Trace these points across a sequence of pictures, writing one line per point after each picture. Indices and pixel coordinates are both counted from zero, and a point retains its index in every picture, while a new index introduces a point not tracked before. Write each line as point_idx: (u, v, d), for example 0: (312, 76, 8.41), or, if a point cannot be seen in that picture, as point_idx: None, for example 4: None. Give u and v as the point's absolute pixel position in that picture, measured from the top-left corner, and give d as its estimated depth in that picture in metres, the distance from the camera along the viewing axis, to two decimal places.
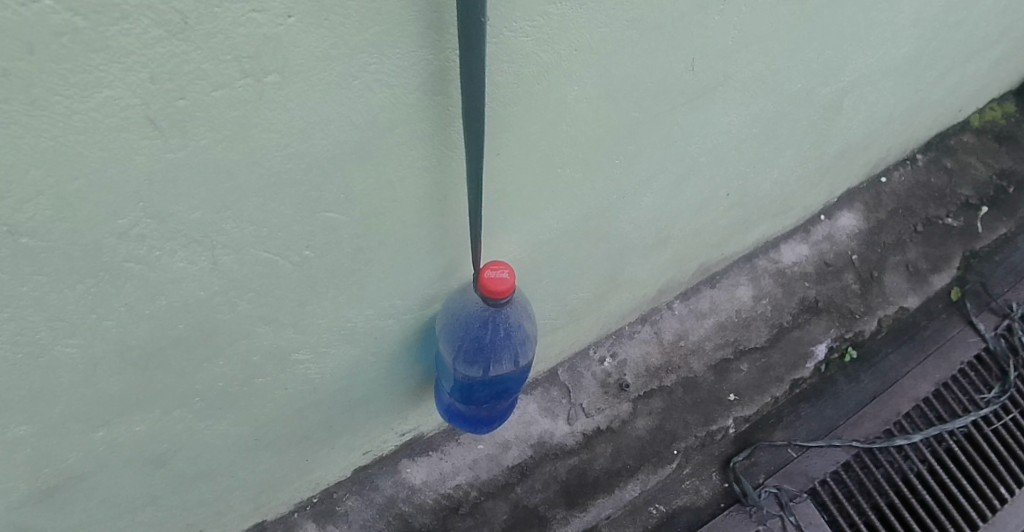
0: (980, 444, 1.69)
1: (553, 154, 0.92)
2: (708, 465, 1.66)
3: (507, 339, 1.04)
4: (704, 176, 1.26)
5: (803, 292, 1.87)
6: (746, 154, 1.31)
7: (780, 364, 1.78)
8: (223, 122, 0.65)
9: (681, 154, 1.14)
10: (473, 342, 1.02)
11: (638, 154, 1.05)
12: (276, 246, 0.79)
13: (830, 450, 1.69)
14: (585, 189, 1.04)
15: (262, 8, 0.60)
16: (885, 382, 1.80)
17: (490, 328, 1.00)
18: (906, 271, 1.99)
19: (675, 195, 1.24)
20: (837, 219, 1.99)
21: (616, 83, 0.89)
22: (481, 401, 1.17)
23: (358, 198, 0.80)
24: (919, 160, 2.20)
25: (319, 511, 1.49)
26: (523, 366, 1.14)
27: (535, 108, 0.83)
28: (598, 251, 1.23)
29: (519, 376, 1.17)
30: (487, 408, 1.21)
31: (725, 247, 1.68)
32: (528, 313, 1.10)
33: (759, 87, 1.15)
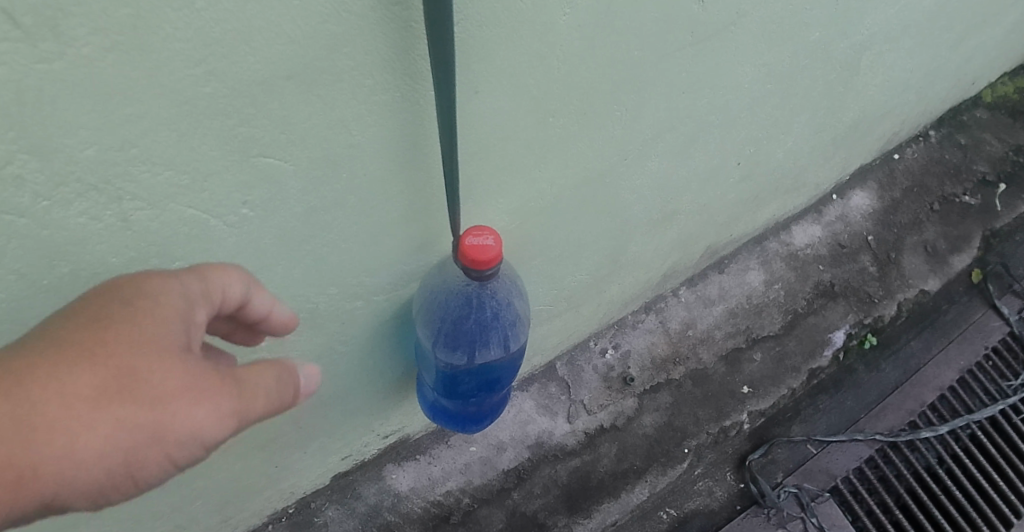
0: (1009, 434, 1.57)
1: (542, 98, 0.79)
2: (722, 465, 1.53)
3: (494, 321, 0.97)
4: (713, 141, 1.14)
5: (817, 275, 1.73)
6: (759, 116, 1.19)
7: (796, 353, 1.64)
8: (108, 23, 0.52)
9: (690, 110, 1.01)
10: (457, 324, 0.95)
11: (641, 105, 0.92)
12: (203, 200, 0.67)
13: (852, 445, 1.57)
14: (581, 147, 0.91)
15: None
16: (907, 371, 1.68)
17: (474, 307, 0.93)
18: (925, 252, 1.86)
19: (681, 162, 1.12)
20: (850, 198, 1.86)
21: (612, 10, 0.76)
22: (468, 400, 1.08)
23: (303, 139, 0.68)
24: (932, 137, 2.08)
25: (297, 521, 1.38)
26: (514, 357, 1.06)
27: (517, 34, 0.70)
28: (596, 225, 1.10)
29: (509, 372, 1.09)
30: (476, 408, 1.12)
31: (733, 227, 1.55)
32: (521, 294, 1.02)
33: (773, 34, 1.02)
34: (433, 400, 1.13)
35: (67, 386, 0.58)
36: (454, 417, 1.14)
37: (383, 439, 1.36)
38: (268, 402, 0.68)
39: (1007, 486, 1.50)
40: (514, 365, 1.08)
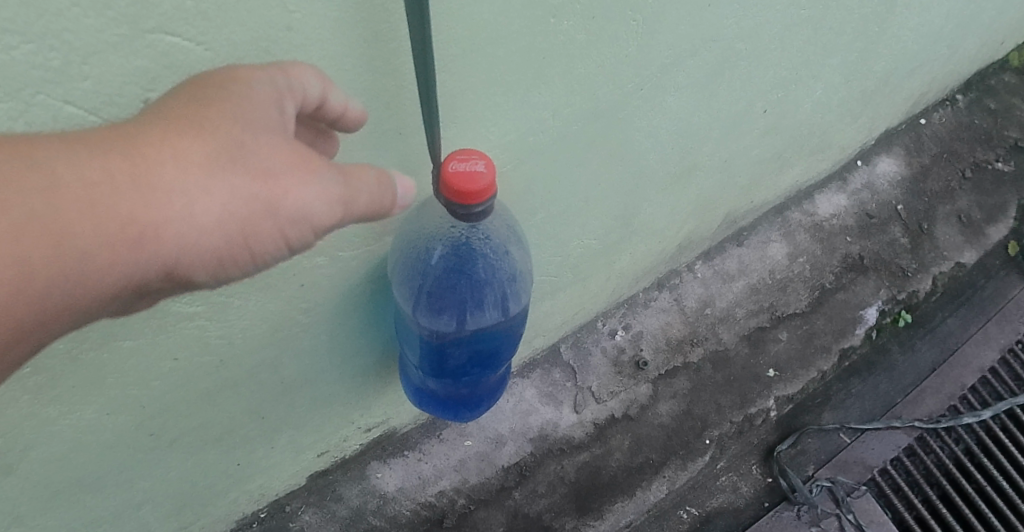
0: None
1: None
2: (748, 457, 1.37)
3: (488, 281, 0.84)
4: (737, 78, 0.98)
5: (845, 248, 1.58)
6: (788, 52, 1.04)
7: (824, 331, 1.49)
8: None
9: (714, 31, 0.86)
10: (444, 283, 0.83)
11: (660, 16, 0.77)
12: (88, 95, 0.54)
13: (889, 433, 1.41)
14: (588, 67, 0.76)
15: None
16: (945, 350, 1.52)
17: (464, 261, 0.81)
18: (959, 222, 1.70)
19: (702, 103, 0.97)
20: (876, 164, 1.71)
21: None
22: (459, 381, 0.96)
23: (225, 18, 0.55)
24: (959, 101, 1.91)
25: (270, 526, 1.23)
26: (512, 330, 0.93)
27: None
28: (603, 175, 0.95)
29: (507, 346, 0.96)
30: (467, 392, 1.00)
31: (754, 192, 1.40)
32: (523, 257, 0.90)
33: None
34: (418, 385, 1.00)
35: (180, 152, 0.56)
36: (441, 404, 1.01)
37: (365, 432, 1.22)
38: (372, 197, 0.63)
39: None
40: (512, 340, 0.96)
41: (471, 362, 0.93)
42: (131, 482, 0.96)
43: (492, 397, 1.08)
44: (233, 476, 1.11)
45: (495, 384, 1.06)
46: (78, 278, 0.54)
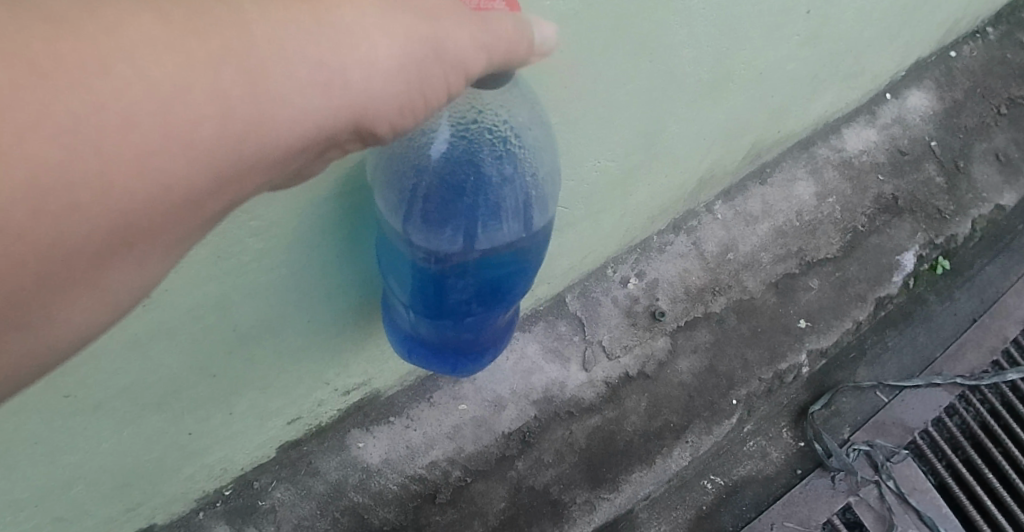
0: None
1: None
2: (776, 419, 1.24)
3: (502, 195, 0.67)
4: None
5: (877, 187, 1.42)
6: None
7: (859, 278, 1.32)
8: None
9: None
10: (445, 191, 0.66)
11: None
12: None
13: (929, 391, 1.29)
14: None
15: None
16: (984, 301, 1.40)
17: (471, 162, 0.65)
18: (997, 160, 1.55)
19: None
20: (907, 98, 1.55)
21: None
22: (460, 324, 0.80)
23: None
24: (990, 34, 1.75)
25: (236, 508, 1.06)
26: (527, 261, 0.77)
27: None
28: (624, 73, 0.83)
29: (521, 286, 0.80)
30: (469, 339, 0.84)
31: (783, 120, 1.24)
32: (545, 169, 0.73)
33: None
34: (409, 328, 0.84)
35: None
36: (437, 351, 0.86)
37: (344, 396, 1.06)
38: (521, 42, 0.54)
39: None
40: (527, 277, 0.79)
41: (475, 299, 0.77)
42: (57, 452, 0.79)
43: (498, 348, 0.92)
44: (188, 448, 0.94)
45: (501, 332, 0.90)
46: (259, 128, 0.44)
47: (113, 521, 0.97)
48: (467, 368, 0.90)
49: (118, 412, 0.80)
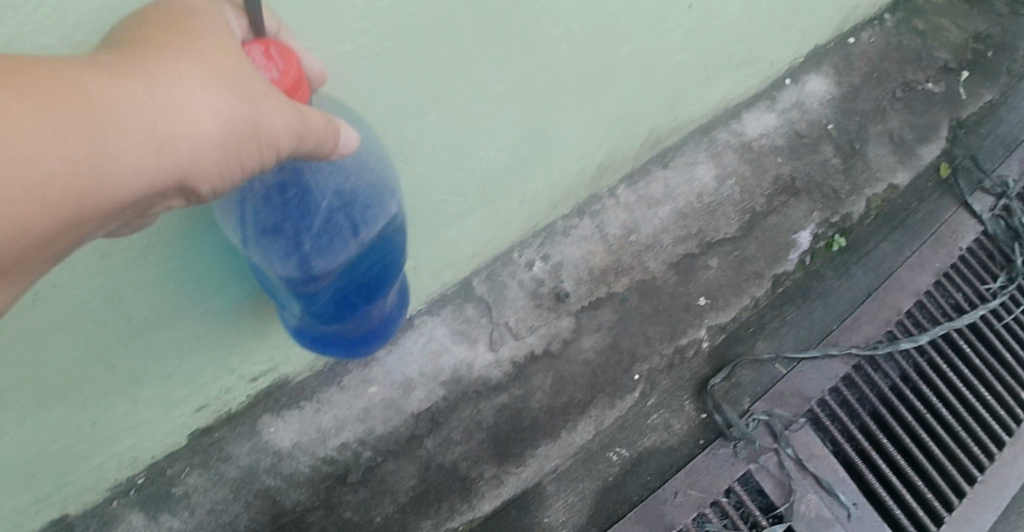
0: (965, 351, 1.54)
1: None
2: (679, 393, 1.30)
3: (334, 221, 0.71)
4: None
5: (775, 169, 1.49)
6: None
7: (756, 257, 1.39)
8: None
9: None
10: (276, 234, 0.70)
11: None
12: None
13: (825, 362, 1.38)
14: None
15: None
16: (878, 276, 1.56)
17: (293, 203, 0.68)
18: (891, 142, 1.66)
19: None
20: (806, 83, 1.63)
21: None
22: (344, 324, 0.88)
23: None
24: (887, 21, 1.87)
25: (150, 495, 1.08)
26: (391, 260, 0.84)
27: None
28: (500, 67, 0.89)
29: (386, 272, 0.85)
30: (357, 332, 0.92)
31: (679, 108, 1.31)
32: (388, 181, 0.79)
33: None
34: (294, 326, 0.91)
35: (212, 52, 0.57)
36: (328, 347, 0.93)
37: (251, 383, 1.09)
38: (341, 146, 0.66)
39: (971, 402, 1.50)
40: (394, 270, 0.87)
41: (350, 305, 0.84)
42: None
43: (392, 325, 1.00)
44: (91, 439, 0.95)
45: (393, 312, 0.98)
46: (97, 188, 0.49)
47: (20, 513, 0.97)
48: (361, 352, 0.99)
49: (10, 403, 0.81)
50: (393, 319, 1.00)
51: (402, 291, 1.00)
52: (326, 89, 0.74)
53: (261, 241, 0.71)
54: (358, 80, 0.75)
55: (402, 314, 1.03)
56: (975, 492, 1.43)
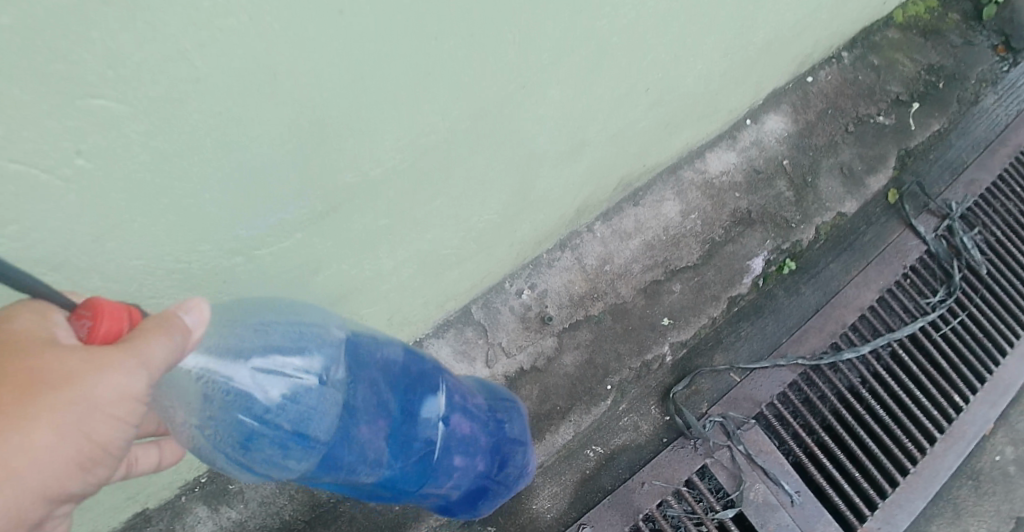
0: (905, 361, 1.77)
1: (419, 23, 0.87)
2: (646, 399, 1.56)
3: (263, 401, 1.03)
4: (618, 62, 1.18)
5: (733, 203, 1.71)
6: (668, 35, 1.22)
7: (715, 281, 1.64)
8: None
9: (588, 32, 1.08)
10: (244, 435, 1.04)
11: (538, 35, 1.02)
12: (26, 154, 0.71)
13: (775, 371, 1.66)
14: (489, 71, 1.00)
15: None
16: (826, 293, 1.78)
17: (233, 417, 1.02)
18: (842, 174, 1.89)
19: (586, 87, 1.17)
20: (765, 122, 1.84)
21: None
22: (423, 455, 1.25)
23: (128, 77, 0.71)
24: (845, 59, 2.08)
25: (210, 491, 1.35)
26: (364, 387, 1.16)
27: None
28: (492, 163, 1.16)
29: (353, 396, 1.14)
30: (445, 450, 1.28)
31: (647, 157, 1.53)
32: (302, 342, 1.09)
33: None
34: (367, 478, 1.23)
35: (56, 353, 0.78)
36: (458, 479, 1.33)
37: None
38: (187, 341, 0.86)
39: (909, 405, 1.73)
40: (361, 388, 1.16)
41: (392, 443, 1.21)
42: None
43: (487, 430, 1.36)
44: None
45: (472, 419, 1.33)
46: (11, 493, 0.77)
47: (115, 506, 1.23)
48: (506, 472, 1.38)
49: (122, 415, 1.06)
50: (482, 426, 1.35)
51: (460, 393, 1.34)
52: (360, 198, 1.03)
53: (287, 468, 1.11)
54: (387, 190, 1.05)
55: (515, 419, 1.43)
56: (907, 480, 1.67)
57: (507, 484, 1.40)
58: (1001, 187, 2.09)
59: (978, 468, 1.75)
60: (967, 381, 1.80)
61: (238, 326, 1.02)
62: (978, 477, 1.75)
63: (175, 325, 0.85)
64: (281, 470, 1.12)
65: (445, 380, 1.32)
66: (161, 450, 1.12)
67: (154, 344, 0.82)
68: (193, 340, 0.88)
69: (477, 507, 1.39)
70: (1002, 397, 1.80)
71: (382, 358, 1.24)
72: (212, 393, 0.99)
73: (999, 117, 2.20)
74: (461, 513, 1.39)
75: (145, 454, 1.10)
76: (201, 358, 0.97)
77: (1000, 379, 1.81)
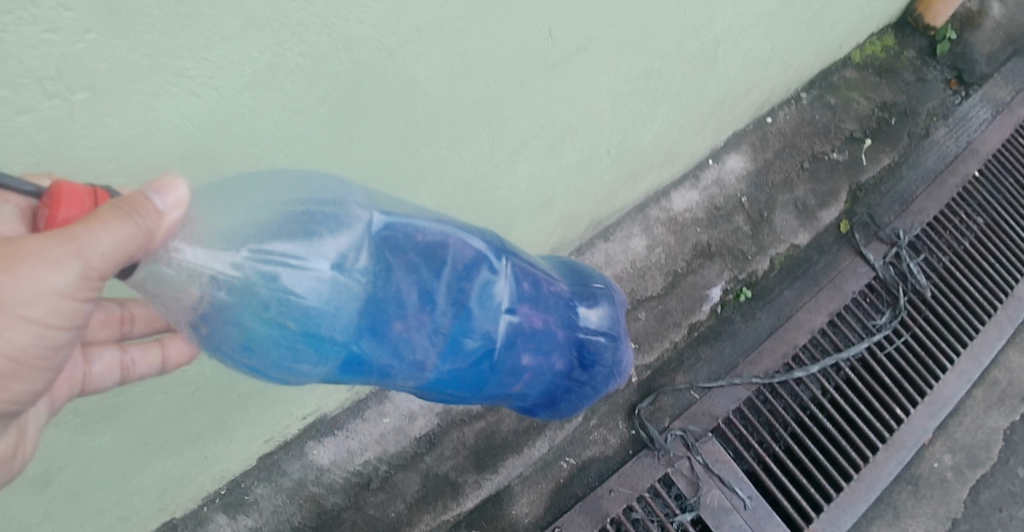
0: (856, 385, 1.94)
1: (412, 135, 1.20)
2: (615, 415, 1.79)
3: (279, 296, 1.00)
4: (578, 138, 1.59)
5: (695, 237, 2.02)
6: (620, 112, 1.62)
7: (677, 309, 1.93)
8: (36, 142, 0.82)
9: (552, 121, 1.47)
10: (259, 336, 1.01)
11: (505, 126, 1.37)
12: None
13: (731, 388, 1.87)
14: (465, 157, 1.35)
15: (54, 29, 0.75)
16: (780, 318, 1.98)
17: (245, 315, 0.98)
18: (795, 208, 2.12)
19: (551, 159, 1.57)
20: (725, 162, 2.13)
21: (467, 64, 1.17)
22: (471, 356, 1.30)
23: None
24: (803, 99, 2.30)
25: (229, 502, 1.59)
26: (391, 280, 1.15)
27: (383, 93, 1.09)
28: (470, 222, 1.52)
29: (377, 290, 1.13)
30: (496, 350, 1.33)
31: (615, 202, 1.89)
32: (320, 230, 1.04)
33: (619, 53, 1.46)
34: (403, 382, 1.27)
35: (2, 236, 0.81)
36: (518, 378, 1.42)
37: (301, 419, 1.61)
38: (149, 228, 0.84)
39: (858, 422, 1.90)
40: (388, 284, 1.15)
41: (434, 345, 1.24)
42: (135, 453, 1.31)
43: (549, 330, 1.40)
44: (202, 465, 1.48)
45: (533, 315, 1.37)
46: None
47: (148, 516, 1.49)
48: (592, 372, 1.54)
49: (177, 418, 1.31)
50: (547, 323, 1.40)
51: (519, 282, 1.36)
52: None
53: (309, 375, 1.10)
54: None
55: (598, 304, 1.54)
56: (851, 486, 1.84)
57: (595, 386, 1.58)
58: (950, 215, 2.21)
59: (916, 474, 1.92)
60: (909, 396, 1.96)
61: (226, 211, 0.96)
62: (917, 483, 1.92)
63: (137, 209, 0.83)
64: (302, 377, 1.10)
65: (501, 272, 1.32)
66: (165, 351, 1.13)
67: (95, 233, 0.79)
68: (160, 224, 0.85)
69: (557, 410, 1.60)
70: (941, 409, 1.97)
71: (417, 242, 1.21)
72: (206, 288, 0.95)
73: (949, 148, 2.33)
74: (545, 415, 1.63)
75: (145, 355, 1.12)
76: (188, 244, 0.92)
77: (940, 392, 1.99)
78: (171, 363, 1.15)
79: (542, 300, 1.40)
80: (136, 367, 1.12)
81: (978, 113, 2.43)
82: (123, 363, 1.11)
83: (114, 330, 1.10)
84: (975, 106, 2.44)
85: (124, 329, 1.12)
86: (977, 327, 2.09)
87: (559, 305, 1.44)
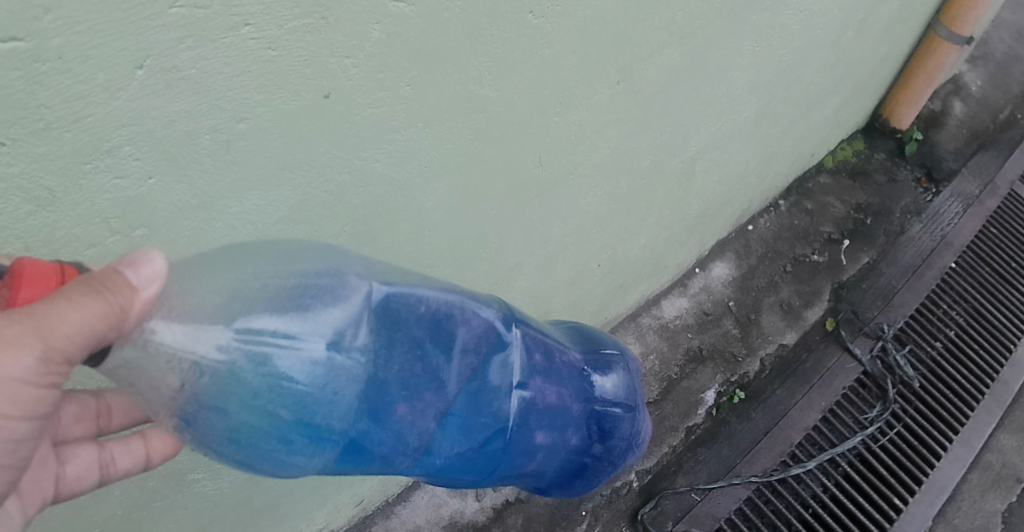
0: (855, 481, 1.96)
1: (422, 255, 1.30)
2: (618, 521, 1.86)
3: (266, 379, 0.93)
4: (572, 252, 1.70)
5: (686, 343, 2.14)
6: (609, 228, 1.75)
7: (673, 414, 2.03)
8: None
9: (545, 240, 1.58)
10: (245, 426, 0.93)
11: (502, 244, 1.48)
12: None
13: (731, 488, 1.92)
14: (465, 275, 1.45)
15: (124, 176, 0.81)
16: (775, 417, 2.05)
17: (228, 402, 0.91)
18: (781, 309, 2.25)
19: (547, 273, 1.67)
20: (711, 269, 2.27)
21: (469, 188, 1.27)
22: (483, 435, 1.22)
23: None
24: (781, 206, 2.45)
25: None
26: (394, 359, 1.08)
27: (396, 221, 1.18)
28: None
29: (379, 372, 1.05)
30: (510, 429, 1.25)
31: (608, 310, 2.02)
32: (311, 304, 0.96)
33: (605, 176, 1.58)
34: (410, 472, 1.18)
35: None
36: (531, 457, 1.35)
37: None
38: (122, 308, 0.77)
39: (861, 517, 1.90)
40: (392, 367, 1.07)
41: (442, 427, 1.16)
42: None
43: (562, 404, 1.35)
44: None
45: (546, 389, 1.31)
46: None
47: None
48: (610, 445, 1.48)
49: None
50: (561, 397, 1.35)
51: (531, 355, 1.30)
52: None
53: (305, 466, 1.02)
54: None
55: (611, 375, 1.49)
56: None
57: (612, 461, 1.53)
58: (932, 307, 2.30)
59: None
60: (906, 485, 1.98)
61: (212, 285, 0.89)
62: None
63: (108, 286, 0.76)
64: (295, 470, 1.02)
65: (512, 344, 1.25)
66: (145, 444, 1.04)
67: (61, 313, 0.73)
68: (133, 302, 0.78)
69: (572, 488, 1.56)
70: (938, 497, 1.99)
71: (424, 314, 1.13)
72: (188, 375, 0.88)
73: (925, 243, 2.45)
74: (557, 494, 1.60)
75: (124, 450, 1.03)
76: (165, 323, 0.86)
77: (936, 481, 2.01)
78: (156, 456, 1.05)
79: (555, 371, 1.35)
80: (115, 465, 1.03)
81: (950, 207, 2.56)
82: (102, 461, 1.03)
83: (91, 425, 1.02)
84: (947, 200, 2.58)
85: (102, 424, 1.02)
86: (967, 414, 2.13)
87: (573, 376, 1.39)
